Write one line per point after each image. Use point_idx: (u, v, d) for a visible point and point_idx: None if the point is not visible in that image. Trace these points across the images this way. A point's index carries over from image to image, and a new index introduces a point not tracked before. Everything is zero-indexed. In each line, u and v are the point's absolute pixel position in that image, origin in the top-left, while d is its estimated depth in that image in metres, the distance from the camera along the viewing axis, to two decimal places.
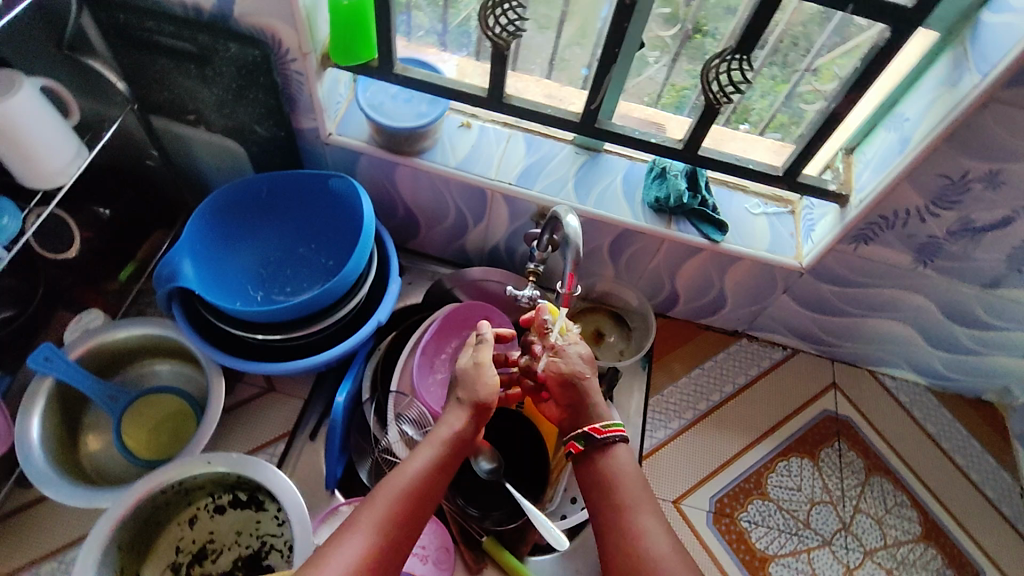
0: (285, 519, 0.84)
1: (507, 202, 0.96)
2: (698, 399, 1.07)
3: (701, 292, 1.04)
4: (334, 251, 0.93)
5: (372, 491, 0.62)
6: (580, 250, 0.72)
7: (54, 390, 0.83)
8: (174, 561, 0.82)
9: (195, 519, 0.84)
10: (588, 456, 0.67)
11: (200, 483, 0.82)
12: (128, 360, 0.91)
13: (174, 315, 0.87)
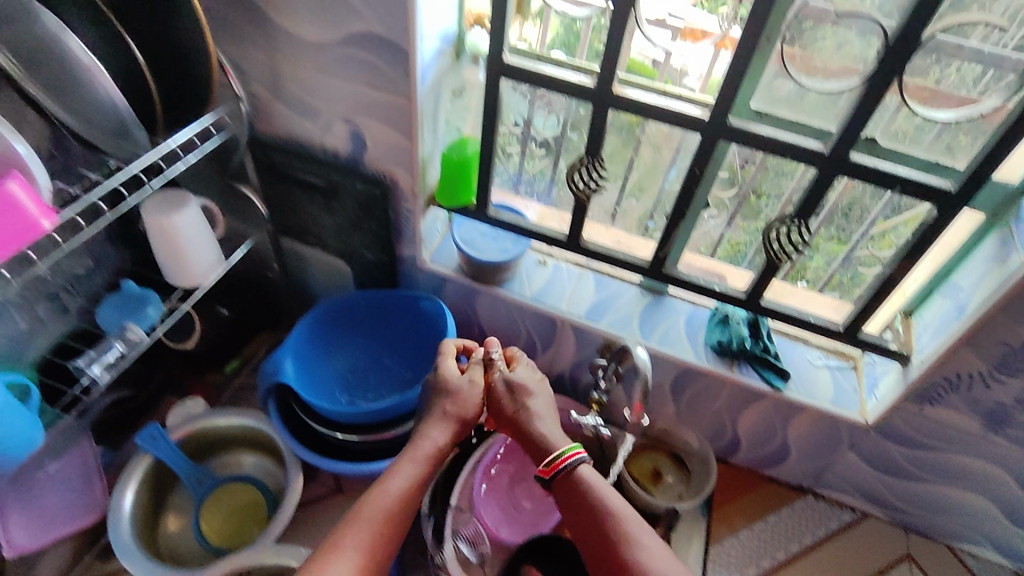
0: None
1: (576, 334, 1.03)
2: (762, 554, 1.03)
3: (763, 440, 1.05)
4: (416, 365, 1.02)
5: (355, 509, 0.68)
6: (648, 379, 0.78)
7: (152, 468, 0.91)
8: None
9: None
10: (561, 482, 0.72)
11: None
12: (219, 448, 0.99)
13: (266, 409, 0.95)
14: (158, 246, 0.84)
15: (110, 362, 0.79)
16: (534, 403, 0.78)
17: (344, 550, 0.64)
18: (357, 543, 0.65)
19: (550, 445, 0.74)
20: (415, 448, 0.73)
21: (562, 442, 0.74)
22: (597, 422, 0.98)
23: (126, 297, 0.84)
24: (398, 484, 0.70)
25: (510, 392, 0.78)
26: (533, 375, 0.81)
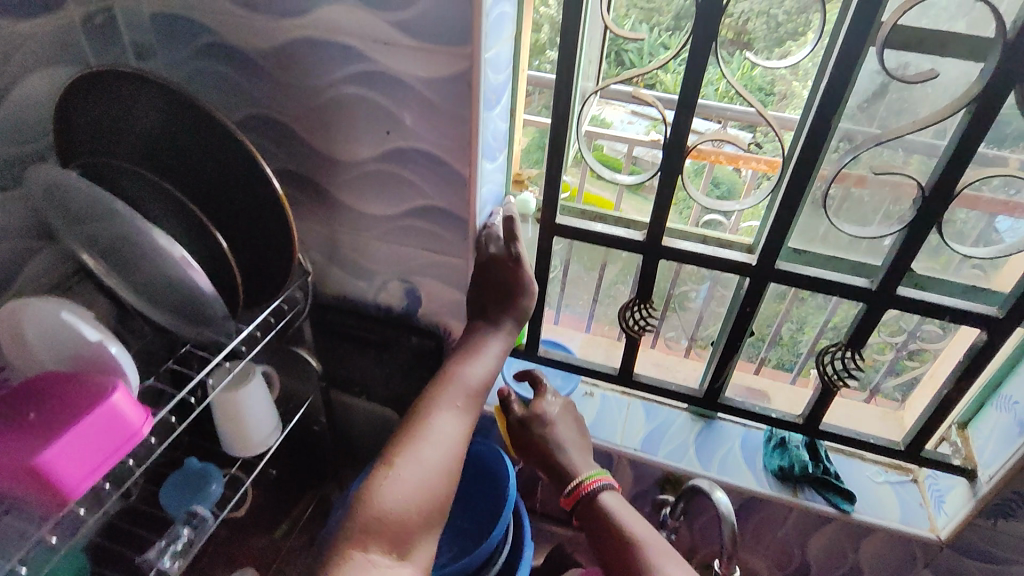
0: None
1: (632, 467, 1.03)
2: None
3: (834, 564, 1.02)
4: (475, 516, 0.99)
5: (448, 372, 0.73)
6: (734, 527, 0.76)
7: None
8: None
9: None
10: (586, 507, 0.74)
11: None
12: None
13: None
14: (221, 419, 0.84)
15: (176, 550, 0.73)
16: (558, 432, 0.82)
17: (455, 408, 0.70)
18: (447, 419, 0.68)
19: (573, 476, 0.77)
20: (461, 372, 0.74)
21: (585, 466, 0.79)
22: None
23: (189, 475, 0.83)
24: (468, 398, 0.72)
25: (531, 421, 0.82)
26: (558, 407, 0.86)
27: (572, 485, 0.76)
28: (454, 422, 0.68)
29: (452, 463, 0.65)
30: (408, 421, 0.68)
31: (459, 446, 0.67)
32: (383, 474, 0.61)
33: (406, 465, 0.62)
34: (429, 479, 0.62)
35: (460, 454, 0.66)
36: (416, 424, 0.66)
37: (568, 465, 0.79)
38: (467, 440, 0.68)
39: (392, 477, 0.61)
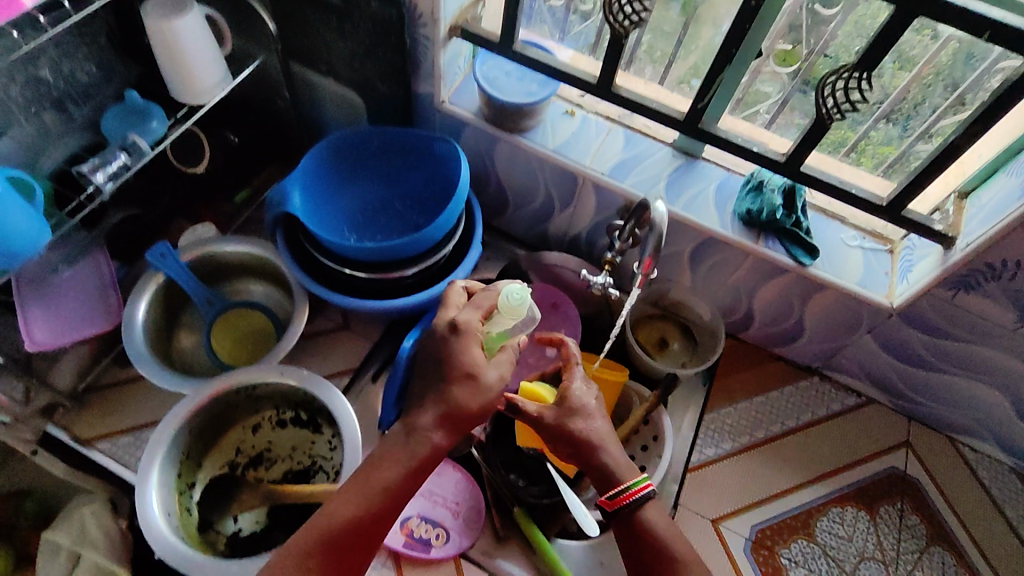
0: (337, 446, 0.91)
1: (597, 191, 0.98)
2: (757, 425, 1.03)
3: (778, 317, 1.02)
4: (425, 211, 0.99)
5: (304, 529, 0.63)
6: (661, 236, 0.74)
7: (164, 284, 0.93)
8: (232, 460, 0.91)
9: (258, 427, 0.92)
10: (623, 514, 0.71)
11: (271, 392, 0.90)
12: (228, 276, 1.00)
13: (274, 241, 0.95)
14: (160, 56, 0.78)
15: (117, 173, 0.78)
16: (599, 434, 0.72)
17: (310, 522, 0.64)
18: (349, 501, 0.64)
19: (608, 488, 0.72)
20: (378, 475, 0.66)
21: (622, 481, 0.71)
22: (608, 282, 0.92)
23: (131, 110, 0.82)
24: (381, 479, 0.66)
25: (571, 421, 0.72)
26: (594, 400, 0.74)
27: (611, 495, 0.71)
28: None
29: (331, 548, 0.62)
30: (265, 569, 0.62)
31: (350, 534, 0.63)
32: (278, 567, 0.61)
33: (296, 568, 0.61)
34: None
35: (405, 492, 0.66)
36: None
37: (598, 470, 0.72)
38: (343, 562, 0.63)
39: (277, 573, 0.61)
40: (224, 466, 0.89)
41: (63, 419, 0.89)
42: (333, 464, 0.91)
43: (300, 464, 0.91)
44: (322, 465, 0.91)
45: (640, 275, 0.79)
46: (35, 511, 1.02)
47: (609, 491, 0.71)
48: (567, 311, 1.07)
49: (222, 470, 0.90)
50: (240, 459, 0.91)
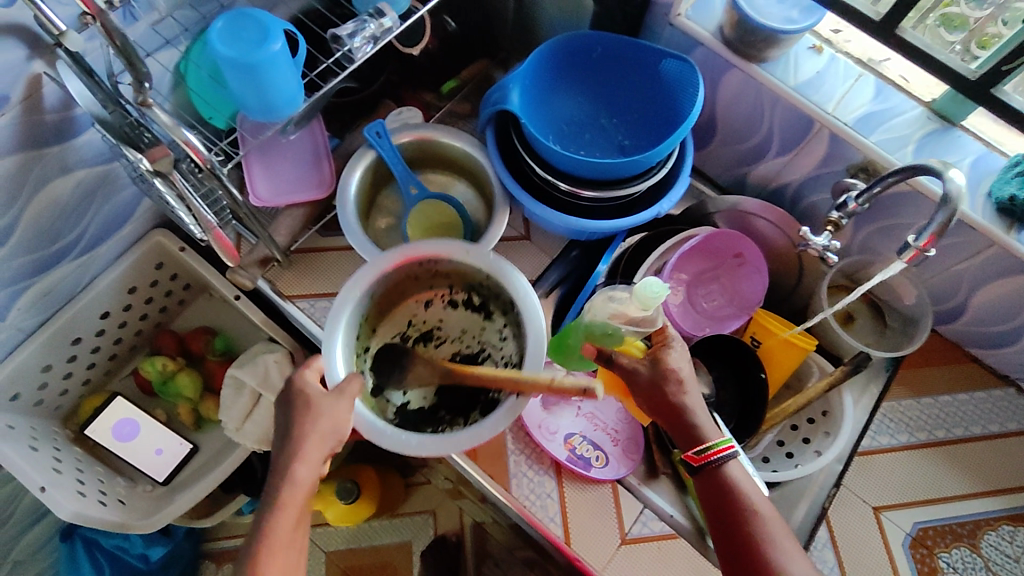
0: (504, 338, 0.91)
1: (831, 143, 0.88)
2: (938, 424, 0.96)
3: (997, 317, 0.93)
4: (633, 133, 0.94)
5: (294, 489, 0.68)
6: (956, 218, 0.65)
7: (375, 161, 0.93)
8: (404, 331, 0.92)
9: (431, 303, 0.94)
10: (706, 470, 0.73)
11: (450, 270, 0.89)
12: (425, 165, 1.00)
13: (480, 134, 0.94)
14: None
15: (372, 37, 0.74)
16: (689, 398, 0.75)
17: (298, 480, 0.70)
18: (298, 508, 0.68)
19: (685, 450, 0.74)
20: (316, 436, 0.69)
21: (694, 446, 0.73)
22: (828, 245, 0.85)
23: None
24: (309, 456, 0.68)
25: (664, 381, 0.75)
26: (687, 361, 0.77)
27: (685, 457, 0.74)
28: None
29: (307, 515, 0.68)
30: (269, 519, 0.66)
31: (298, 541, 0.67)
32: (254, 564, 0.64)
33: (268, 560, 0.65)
34: None
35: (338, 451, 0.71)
36: None
37: (682, 435, 0.74)
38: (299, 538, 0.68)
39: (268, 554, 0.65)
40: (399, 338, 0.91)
41: (271, 273, 0.94)
42: (502, 353, 0.90)
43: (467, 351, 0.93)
44: (485, 355, 0.92)
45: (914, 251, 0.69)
46: (221, 348, 1.11)
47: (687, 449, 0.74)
48: (755, 263, 1.00)
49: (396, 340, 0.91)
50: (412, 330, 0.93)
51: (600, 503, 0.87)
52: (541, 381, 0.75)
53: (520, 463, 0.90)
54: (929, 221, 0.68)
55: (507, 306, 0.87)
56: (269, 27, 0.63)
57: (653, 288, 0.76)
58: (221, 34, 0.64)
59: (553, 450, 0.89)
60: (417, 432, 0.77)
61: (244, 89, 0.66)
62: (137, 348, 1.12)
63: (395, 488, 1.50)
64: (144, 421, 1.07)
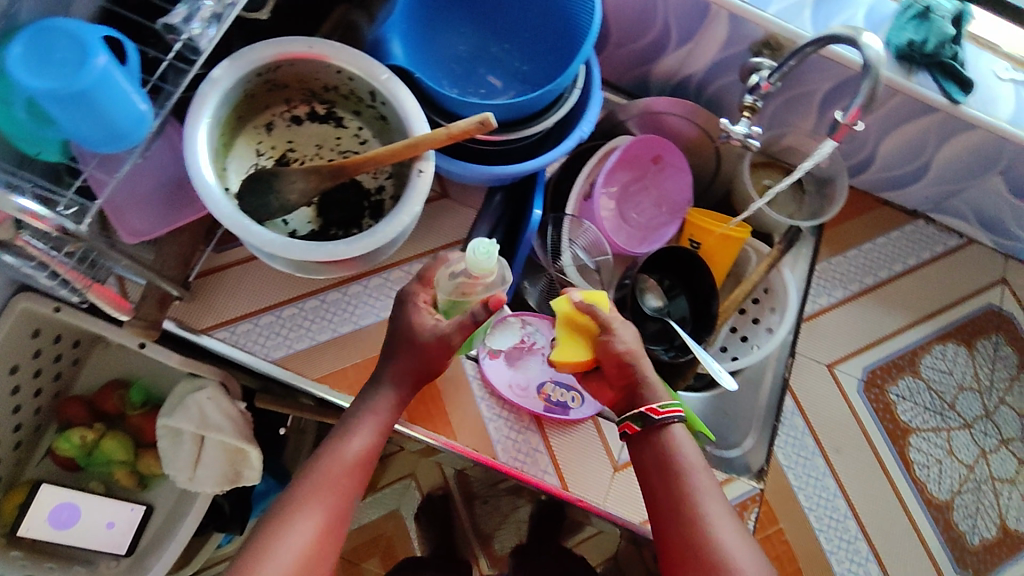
0: (366, 140, 0.83)
1: (731, 22, 0.86)
2: (865, 272, 1.03)
3: (904, 159, 0.97)
4: (530, 56, 0.89)
5: (325, 458, 0.70)
6: (876, 83, 0.66)
7: (228, 99, 0.72)
8: (257, 164, 0.80)
9: (271, 126, 0.81)
10: (646, 435, 0.72)
11: (291, 79, 0.77)
12: (267, 93, 0.78)
13: (336, 41, 0.73)
14: None
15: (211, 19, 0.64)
16: None
17: (346, 439, 0.71)
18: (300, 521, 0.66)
19: (642, 405, 0.72)
20: (333, 457, 0.70)
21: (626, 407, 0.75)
22: (748, 133, 0.84)
23: None
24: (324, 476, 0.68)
25: None
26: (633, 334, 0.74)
27: (638, 412, 0.72)
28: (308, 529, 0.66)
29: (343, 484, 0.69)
30: (324, 463, 0.69)
31: (311, 550, 0.65)
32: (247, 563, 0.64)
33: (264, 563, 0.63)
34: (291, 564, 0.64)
35: (362, 469, 0.71)
36: (275, 527, 0.65)
37: (631, 404, 0.74)
38: (320, 552, 0.66)
39: (264, 561, 0.63)
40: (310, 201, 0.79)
41: (176, 312, 0.83)
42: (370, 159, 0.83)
43: (364, 178, 0.83)
44: (385, 193, 0.83)
45: (842, 127, 0.73)
46: (140, 399, 0.99)
47: (635, 410, 0.73)
48: (676, 161, 0.99)
49: (314, 227, 0.81)
50: (315, 160, 0.82)
51: (587, 443, 0.88)
52: (438, 137, 0.71)
53: (501, 427, 0.87)
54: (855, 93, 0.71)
55: (363, 98, 0.78)
56: (88, 42, 0.56)
57: (482, 248, 0.65)
58: (23, 61, 0.55)
59: (529, 404, 0.87)
60: (363, 236, 0.71)
61: (81, 120, 0.58)
62: (42, 428, 0.99)
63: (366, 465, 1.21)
64: (82, 499, 0.96)
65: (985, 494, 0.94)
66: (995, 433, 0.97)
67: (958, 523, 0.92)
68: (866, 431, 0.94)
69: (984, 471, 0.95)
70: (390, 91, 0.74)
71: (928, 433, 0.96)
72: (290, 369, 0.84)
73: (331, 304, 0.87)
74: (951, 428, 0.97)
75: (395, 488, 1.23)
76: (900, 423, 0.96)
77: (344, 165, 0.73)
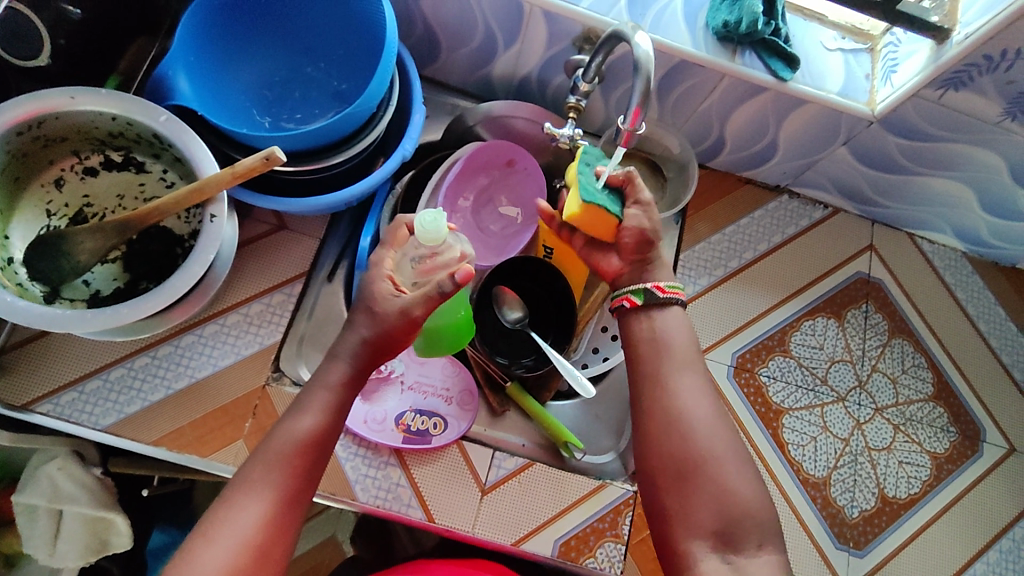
0: (173, 183, 0.77)
1: (547, 20, 0.82)
2: (731, 255, 1.01)
3: (751, 139, 0.95)
4: (348, 74, 0.84)
5: (270, 437, 0.64)
6: (649, 81, 0.63)
7: None
8: (49, 224, 0.75)
9: (62, 182, 0.76)
10: (637, 312, 0.75)
11: (66, 132, 0.72)
12: (45, 149, 0.72)
13: (101, 88, 0.68)
14: None
15: None
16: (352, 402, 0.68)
17: (298, 417, 0.65)
18: (246, 501, 0.60)
19: (649, 281, 0.75)
20: (280, 435, 0.64)
21: (626, 283, 0.77)
22: (575, 133, 0.81)
23: None
24: (273, 453, 0.63)
25: (315, 394, 0.67)
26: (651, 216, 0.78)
27: (643, 287, 0.74)
28: (253, 513, 0.60)
29: (293, 467, 0.63)
30: (267, 444, 0.64)
31: (258, 533, 0.59)
32: (192, 548, 0.58)
33: (209, 549, 0.58)
34: (231, 554, 0.58)
35: (313, 445, 0.64)
36: (215, 512, 0.60)
37: (636, 280, 0.76)
38: (271, 537, 0.60)
39: (203, 548, 0.58)
40: (111, 257, 0.75)
41: None
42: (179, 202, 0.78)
43: (174, 224, 0.78)
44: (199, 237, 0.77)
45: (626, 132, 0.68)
46: None
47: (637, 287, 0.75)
48: (528, 164, 0.96)
49: (120, 284, 0.76)
50: (117, 211, 0.77)
51: (452, 469, 0.85)
52: (224, 176, 0.67)
53: (359, 466, 0.83)
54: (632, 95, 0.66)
55: (152, 142, 0.73)
56: None
57: (429, 217, 0.65)
58: None
59: (386, 438, 0.84)
60: (149, 296, 0.67)
61: None
62: None
63: None
64: None
65: (862, 465, 0.95)
66: (870, 403, 0.98)
67: (836, 498, 0.93)
68: (739, 418, 0.94)
69: (859, 442, 0.96)
70: (172, 134, 0.69)
71: (801, 412, 0.96)
72: (123, 435, 0.79)
73: (162, 359, 0.82)
74: (825, 404, 0.97)
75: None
76: (773, 404, 0.96)
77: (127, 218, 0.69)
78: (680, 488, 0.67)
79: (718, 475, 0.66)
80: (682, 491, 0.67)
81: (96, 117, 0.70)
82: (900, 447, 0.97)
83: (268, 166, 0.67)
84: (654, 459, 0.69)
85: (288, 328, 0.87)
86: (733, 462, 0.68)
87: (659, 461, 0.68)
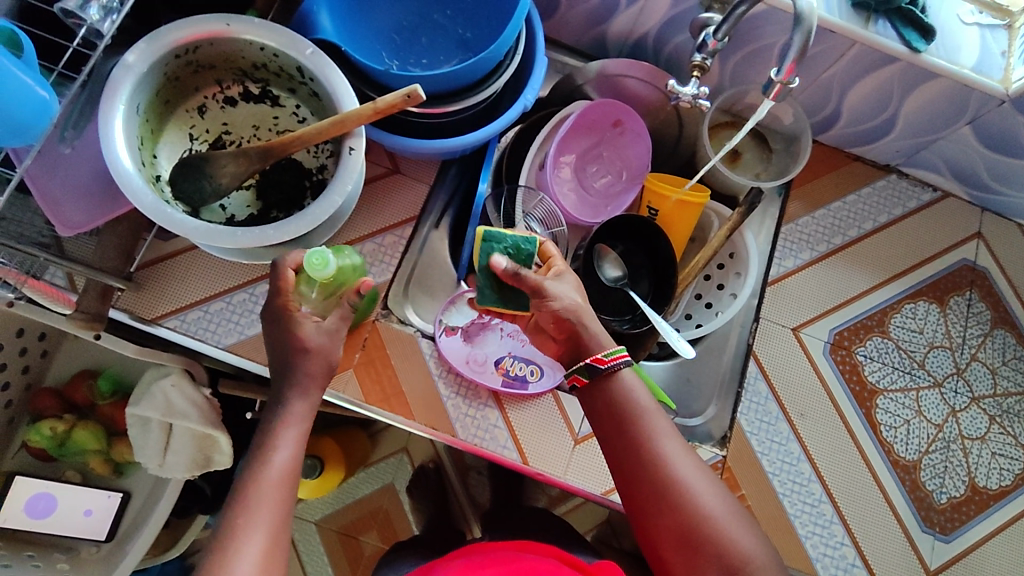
0: (305, 118, 0.80)
1: None
2: (835, 232, 0.99)
3: (870, 113, 0.93)
4: (474, 23, 0.85)
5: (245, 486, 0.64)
6: (810, 32, 0.65)
7: (145, 83, 0.70)
8: (191, 148, 0.79)
9: (204, 109, 0.80)
10: (596, 383, 0.72)
11: (215, 60, 0.75)
12: (193, 76, 0.76)
13: (253, 17, 0.71)
14: None
15: (110, 7, 0.62)
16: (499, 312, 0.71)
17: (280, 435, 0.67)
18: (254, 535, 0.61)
19: (587, 356, 0.72)
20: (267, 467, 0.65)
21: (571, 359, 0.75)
22: (697, 93, 0.82)
23: None
24: (259, 497, 0.63)
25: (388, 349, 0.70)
26: (573, 289, 0.73)
27: (583, 363, 0.71)
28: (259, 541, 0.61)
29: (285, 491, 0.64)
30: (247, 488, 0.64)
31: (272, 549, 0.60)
32: None
33: None
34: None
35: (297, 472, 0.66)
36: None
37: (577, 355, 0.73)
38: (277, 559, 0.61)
39: None
40: (246, 184, 0.78)
41: (123, 301, 0.83)
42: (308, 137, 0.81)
43: (304, 158, 0.81)
44: (327, 171, 0.80)
45: (776, 84, 0.70)
46: (109, 388, 0.99)
47: (580, 362, 0.72)
48: (636, 126, 0.95)
49: (253, 211, 0.80)
50: (251, 141, 0.80)
51: (546, 417, 0.87)
52: (364, 112, 0.68)
53: (459, 405, 0.86)
54: (786, 47, 0.68)
55: (293, 75, 0.76)
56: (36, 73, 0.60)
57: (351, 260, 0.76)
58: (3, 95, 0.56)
59: (486, 379, 0.87)
60: (292, 220, 0.70)
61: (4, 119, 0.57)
62: (16, 420, 1.01)
63: (358, 442, 1.22)
64: (56, 489, 0.99)
65: (954, 452, 0.93)
66: (966, 392, 0.96)
67: (925, 483, 0.92)
68: (833, 395, 0.93)
69: (953, 429, 0.94)
70: (316, 69, 0.72)
71: (896, 394, 0.95)
72: (242, 354, 0.83)
73: None
74: (920, 388, 0.95)
75: (389, 463, 1.25)
76: (867, 384, 0.95)
77: (268, 146, 0.71)
78: (689, 552, 0.67)
79: (723, 535, 0.66)
80: (689, 552, 0.67)
81: (245, 46, 0.73)
82: (994, 438, 0.95)
83: (408, 104, 0.67)
84: (655, 527, 0.68)
85: (396, 270, 0.91)
86: (732, 517, 0.67)
87: (663, 529, 0.68)
